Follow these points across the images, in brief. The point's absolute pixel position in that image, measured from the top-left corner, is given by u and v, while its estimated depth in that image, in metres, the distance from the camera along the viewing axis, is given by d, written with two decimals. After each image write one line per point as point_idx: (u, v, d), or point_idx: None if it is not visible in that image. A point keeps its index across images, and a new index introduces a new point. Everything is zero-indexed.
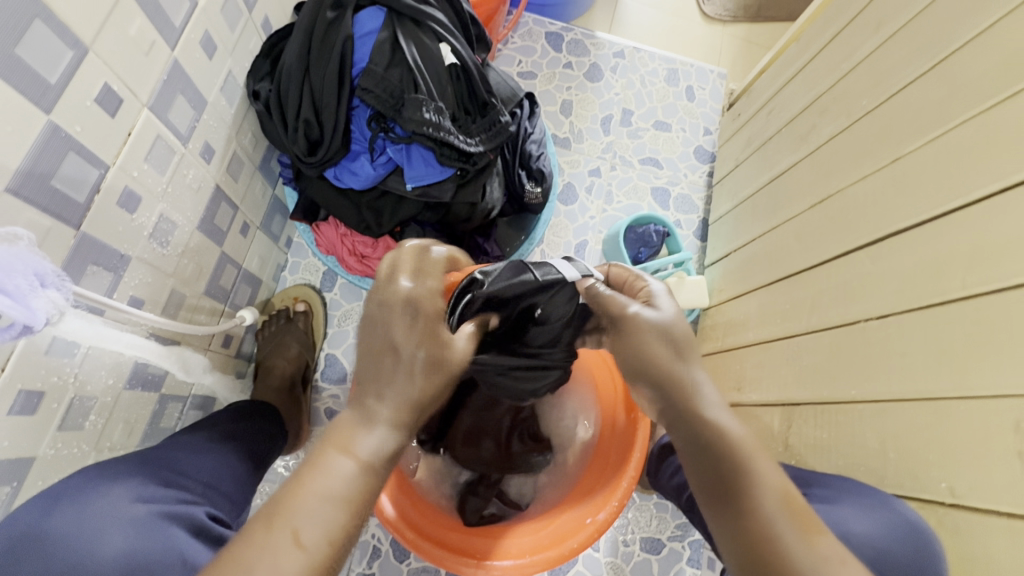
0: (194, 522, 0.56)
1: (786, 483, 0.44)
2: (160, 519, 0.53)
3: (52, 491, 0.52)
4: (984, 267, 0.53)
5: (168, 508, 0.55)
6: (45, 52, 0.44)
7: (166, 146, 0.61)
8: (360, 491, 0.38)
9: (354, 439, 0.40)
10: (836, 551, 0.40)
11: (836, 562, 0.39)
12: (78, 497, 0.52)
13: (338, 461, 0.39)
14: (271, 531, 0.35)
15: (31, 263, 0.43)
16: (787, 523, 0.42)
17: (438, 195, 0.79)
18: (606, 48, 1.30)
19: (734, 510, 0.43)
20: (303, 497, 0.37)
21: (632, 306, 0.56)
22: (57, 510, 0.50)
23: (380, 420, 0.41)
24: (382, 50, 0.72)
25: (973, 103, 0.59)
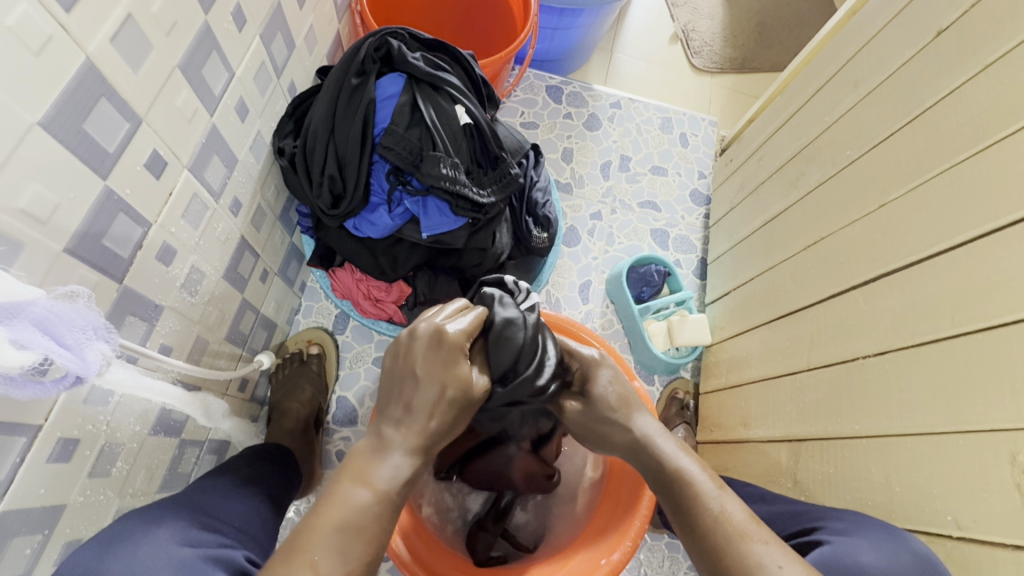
0: (235, 565, 0.57)
1: (730, 502, 0.52)
2: (203, 561, 0.54)
3: (103, 537, 0.54)
4: (971, 307, 0.57)
5: (212, 551, 0.56)
6: (106, 124, 0.49)
7: (201, 203, 0.66)
8: (372, 520, 0.44)
9: (368, 471, 0.46)
10: (773, 558, 0.46)
11: (773, 567, 0.45)
12: (110, 543, 0.53)
13: (353, 491, 0.45)
14: (292, 562, 0.40)
15: (89, 318, 0.47)
16: (728, 532, 0.49)
17: (451, 242, 0.83)
18: (603, 100, 1.38)
19: (693, 530, 0.51)
20: (320, 532, 0.42)
21: (636, 415, 0.61)
22: (92, 558, 0.51)
23: (393, 449, 0.47)
24: (403, 112, 0.78)
25: (947, 155, 0.65)
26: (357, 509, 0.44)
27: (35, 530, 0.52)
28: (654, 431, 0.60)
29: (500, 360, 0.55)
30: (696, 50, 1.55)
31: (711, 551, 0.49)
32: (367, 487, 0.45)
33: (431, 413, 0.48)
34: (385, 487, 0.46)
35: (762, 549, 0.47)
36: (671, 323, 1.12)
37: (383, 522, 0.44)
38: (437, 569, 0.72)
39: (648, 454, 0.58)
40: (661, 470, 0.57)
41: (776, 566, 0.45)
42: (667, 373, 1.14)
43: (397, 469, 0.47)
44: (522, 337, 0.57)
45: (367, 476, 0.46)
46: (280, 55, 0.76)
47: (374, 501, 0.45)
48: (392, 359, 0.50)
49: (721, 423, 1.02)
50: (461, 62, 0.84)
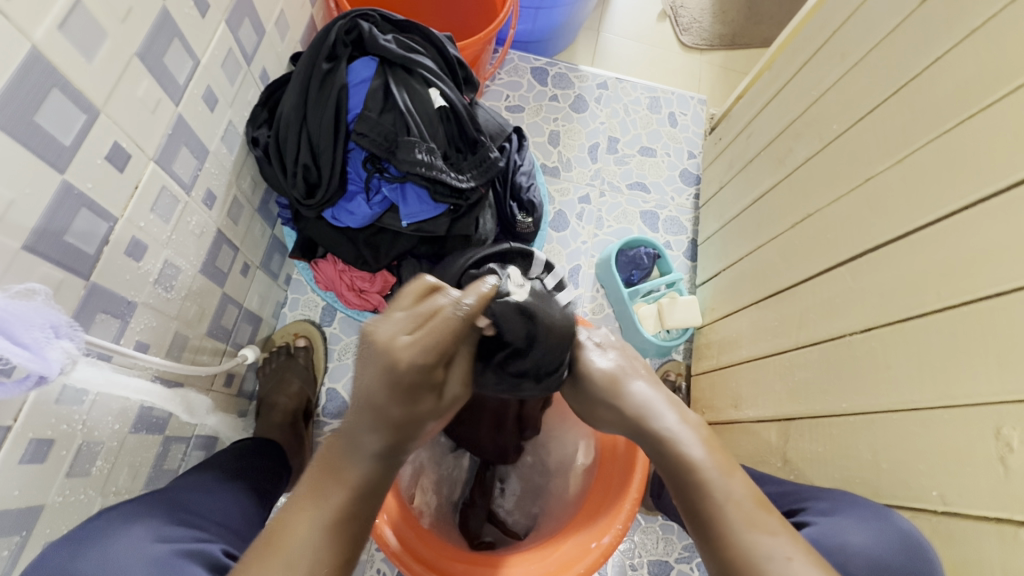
0: (211, 559, 0.56)
1: (738, 487, 0.51)
2: (175, 556, 0.54)
3: (75, 535, 0.54)
4: (957, 281, 0.56)
5: (185, 545, 0.56)
6: (60, 116, 0.47)
7: (171, 196, 0.64)
8: (342, 518, 0.45)
9: (341, 469, 0.45)
10: (781, 549, 0.44)
11: (778, 558, 0.44)
12: (84, 542, 0.53)
13: (326, 486, 0.45)
14: (268, 558, 0.42)
15: (47, 316, 0.46)
16: (733, 515, 0.48)
17: (432, 230, 0.82)
18: (590, 81, 1.36)
19: (694, 513, 0.51)
20: (297, 527, 0.44)
21: (630, 386, 0.63)
22: (64, 557, 0.51)
23: (361, 451, 0.45)
24: (376, 97, 0.76)
25: (932, 127, 0.63)
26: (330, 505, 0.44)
27: (12, 532, 0.51)
28: (657, 409, 0.59)
29: (522, 357, 0.60)
30: (685, 27, 1.52)
31: (711, 535, 0.48)
32: (336, 484, 0.45)
33: (394, 425, 0.44)
34: (355, 482, 0.45)
35: (766, 537, 0.45)
36: (661, 306, 1.11)
37: (354, 515, 0.45)
38: (426, 556, 0.72)
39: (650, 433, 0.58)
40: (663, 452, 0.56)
41: (782, 557, 0.44)
42: (659, 355, 1.13)
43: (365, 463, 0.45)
44: (531, 328, 0.60)
45: (338, 473, 0.45)
46: (249, 42, 0.74)
47: (343, 500, 0.45)
48: (362, 355, 0.45)
49: (712, 405, 1.02)
50: (435, 44, 0.82)
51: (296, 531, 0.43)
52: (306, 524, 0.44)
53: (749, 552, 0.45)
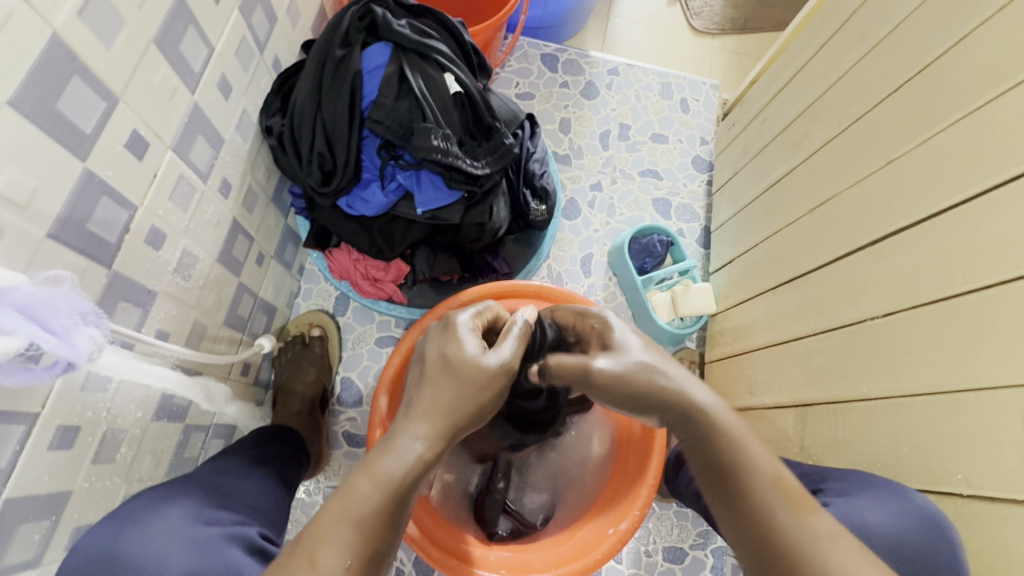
0: (250, 542, 0.58)
1: (775, 467, 0.47)
2: (219, 539, 0.55)
3: (118, 514, 0.55)
4: (983, 263, 0.55)
5: (228, 529, 0.57)
6: (81, 104, 0.47)
7: (188, 184, 0.64)
8: (370, 514, 0.43)
9: (376, 464, 0.46)
10: (827, 527, 0.43)
11: (826, 538, 0.42)
12: (126, 522, 0.54)
13: (358, 484, 0.44)
14: (296, 555, 0.42)
15: (74, 304, 0.47)
16: (774, 495, 0.45)
17: (448, 217, 0.81)
18: (600, 67, 1.34)
19: (729, 494, 0.47)
20: (326, 525, 0.42)
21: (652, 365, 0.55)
22: (106, 537, 0.53)
23: (396, 442, 0.47)
24: (390, 83, 0.75)
25: (956, 107, 0.62)
26: (365, 507, 0.43)
27: (42, 517, 0.52)
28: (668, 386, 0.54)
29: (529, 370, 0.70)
30: (695, 11, 1.49)
31: (750, 516, 0.45)
32: (371, 481, 0.45)
33: (434, 409, 0.50)
34: (391, 481, 0.45)
35: (814, 520, 0.43)
36: (674, 293, 1.10)
37: (386, 518, 0.44)
38: (445, 541, 0.73)
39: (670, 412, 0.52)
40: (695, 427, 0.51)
41: (830, 536, 0.42)
42: (672, 343, 1.13)
43: (408, 457, 0.46)
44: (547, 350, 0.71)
45: (374, 469, 0.45)
46: (261, 29, 0.73)
47: (374, 493, 0.44)
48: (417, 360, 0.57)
49: (726, 392, 1.02)
50: (449, 28, 0.81)
51: (330, 534, 0.42)
52: (344, 525, 0.42)
53: (798, 534, 0.43)
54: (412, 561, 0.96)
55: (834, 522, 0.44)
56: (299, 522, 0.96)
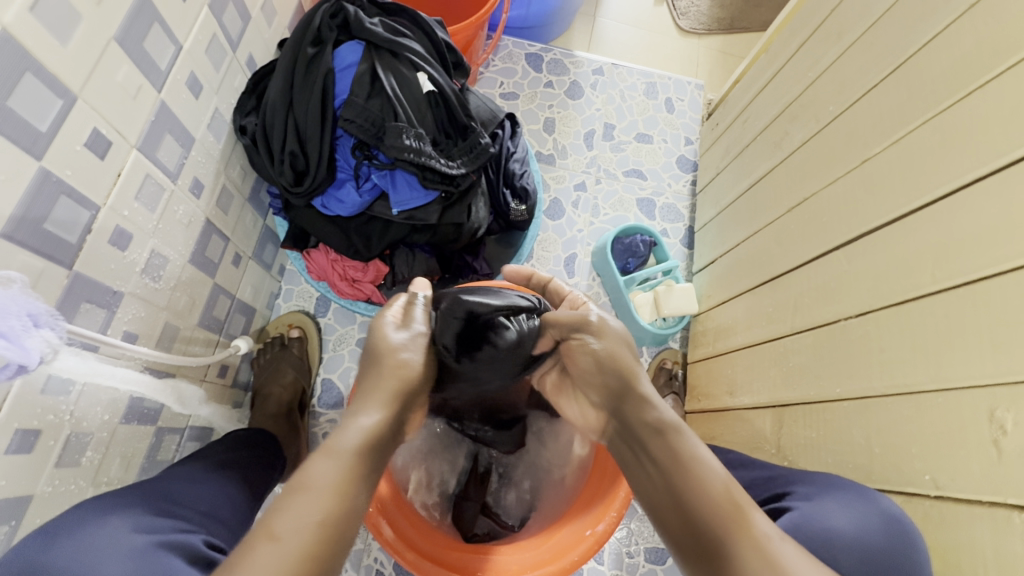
0: (193, 551, 0.56)
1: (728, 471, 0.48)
2: (156, 547, 0.53)
3: (54, 524, 0.53)
4: (953, 262, 0.55)
5: (165, 537, 0.55)
6: (35, 101, 0.46)
7: (156, 184, 0.63)
8: (336, 480, 0.43)
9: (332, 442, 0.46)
10: (772, 531, 0.44)
11: (772, 538, 0.43)
12: (76, 526, 0.52)
13: (317, 461, 0.44)
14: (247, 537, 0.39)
15: (24, 304, 0.45)
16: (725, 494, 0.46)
17: (424, 218, 0.81)
18: (585, 66, 1.34)
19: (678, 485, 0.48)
20: (290, 499, 0.41)
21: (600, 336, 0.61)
22: (48, 546, 0.51)
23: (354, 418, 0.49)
24: (362, 82, 0.75)
25: (929, 105, 0.62)
26: (327, 474, 0.43)
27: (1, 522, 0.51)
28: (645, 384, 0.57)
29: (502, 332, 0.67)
30: (682, 11, 1.49)
31: (697, 510, 0.45)
32: (329, 457, 0.45)
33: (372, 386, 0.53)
34: (348, 452, 0.46)
35: (760, 518, 0.45)
36: (657, 294, 1.10)
37: (349, 486, 0.44)
38: (419, 545, 0.72)
39: (642, 407, 0.54)
40: (660, 427, 0.52)
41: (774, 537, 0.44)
42: (655, 343, 1.13)
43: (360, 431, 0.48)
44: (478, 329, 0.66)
45: (329, 447, 0.45)
46: (234, 27, 0.73)
47: (337, 462, 0.44)
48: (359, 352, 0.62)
49: (708, 392, 1.01)
50: (424, 27, 0.80)
51: (294, 504, 0.41)
52: (305, 495, 0.41)
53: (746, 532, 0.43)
54: (392, 564, 0.95)
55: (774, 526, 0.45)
56: None
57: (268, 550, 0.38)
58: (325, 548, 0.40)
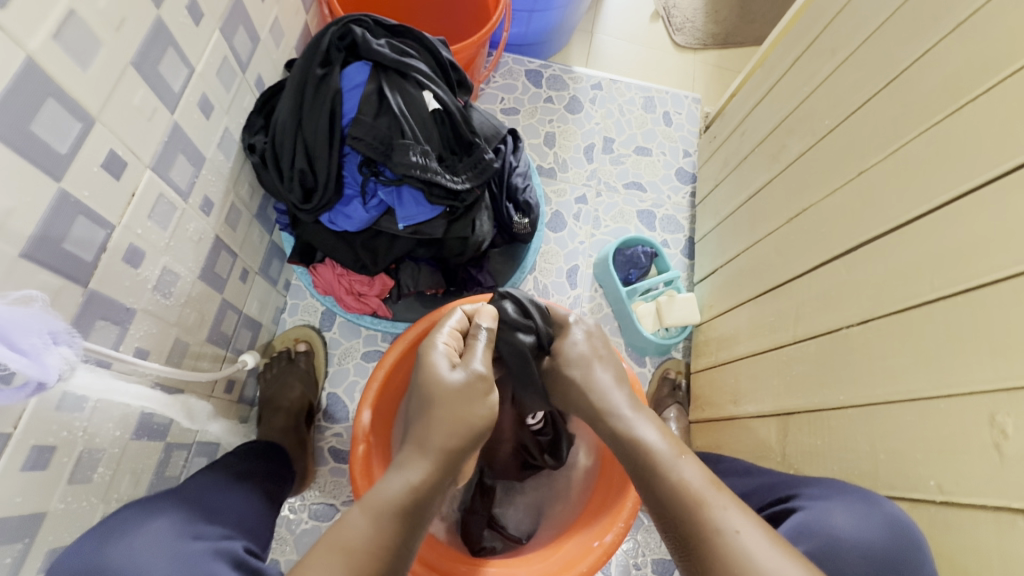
0: (236, 556, 0.58)
1: (704, 475, 0.52)
2: (206, 555, 0.55)
3: (106, 528, 0.55)
4: (951, 270, 0.56)
5: (213, 544, 0.57)
6: (56, 126, 0.48)
7: (168, 203, 0.65)
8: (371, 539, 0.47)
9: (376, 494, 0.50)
10: (736, 520, 0.47)
11: (733, 528, 0.46)
12: (108, 535, 0.54)
13: (353, 514, 0.49)
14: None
15: (43, 322, 0.47)
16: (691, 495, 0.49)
17: (430, 232, 0.82)
18: (584, 82, 1.37)
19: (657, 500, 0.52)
20: (323, 545, 0.46)
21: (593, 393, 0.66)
22: (94, 550, 0.52)
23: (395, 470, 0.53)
24: (370, 101, 0.77)
25: (920, 120, 0.64)
26: (386, 505, 0.50)
27: (14, 539, 0.52)
28: (610, 395, 0.65)
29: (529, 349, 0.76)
30: (678, 27, 1.53)
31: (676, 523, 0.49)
32: (365, 513, 0.49)
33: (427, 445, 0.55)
34: (382, 510, 0.49)
35: (724, 513, 0.47)
36: (659, 304, 1.11)
37: (384, 543, 0.47)
38: (428, 557, 0.72)
39: (610, 425, 0.62)
40: (633, 455, 0.57)
41: (732, 530, 0.46)
42: (658, 354, 1.13)
43: (398, 490, 0.51)
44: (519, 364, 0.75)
45: (367, 502, 0.50)
46: (244, 48, 0.74)
47: (369, 521, 0.48)
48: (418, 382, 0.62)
49: (712, 401, 1.01)
50: (428, 47, 0.83)
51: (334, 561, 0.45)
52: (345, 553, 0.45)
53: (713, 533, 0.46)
54: None
55: (752, 518, 0.47)
56: (283, 539, 0.96)
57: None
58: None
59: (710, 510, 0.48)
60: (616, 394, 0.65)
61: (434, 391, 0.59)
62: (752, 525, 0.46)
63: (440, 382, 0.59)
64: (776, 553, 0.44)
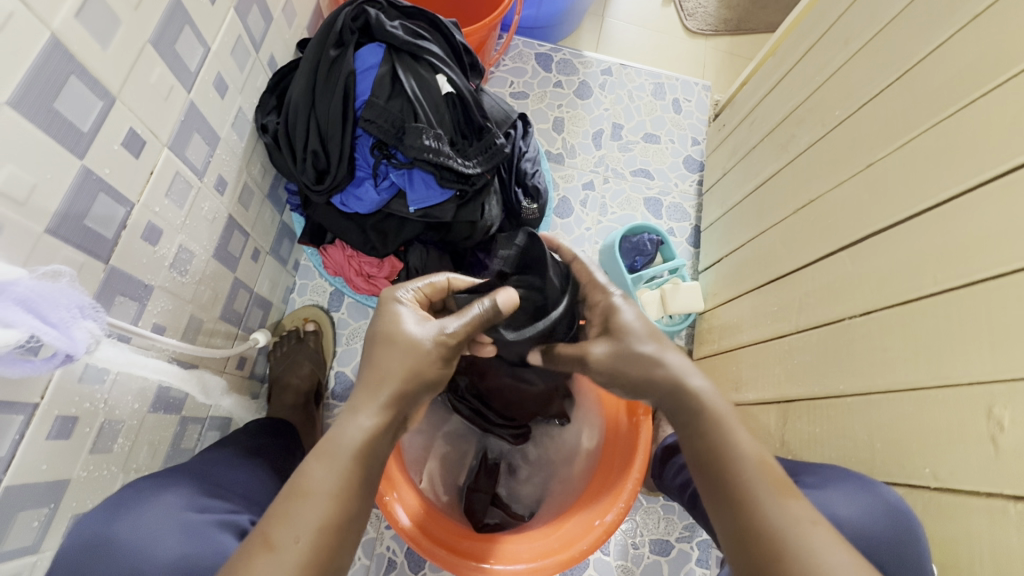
0: (241, 529, 0.59)
1: (764, 454, 0.50)
2: (210, 526, 0.56)
3: (112, 502, 0.57)
4: (955, 264, 0.57)
5: (220, 517, 0.59)
6: (78, 103, 0.49)
7: (184, 181, 0.66)
8: (339, 484, 0.44)
9: (335, 440, 0.47)
10: (808, 514, 0.45)
11: (807, 522, 0.44)
12: (118, 509, 0.56)
13: (314, 466, 0.45)
14: (262, 550, 0.40)
15: (72, 297, 0.48)
16: (760, 481, 0.47)
17: (439, 215, 0.83)
18: (594, 67, 1.36)
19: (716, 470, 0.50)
20: (294, 506, 0.42)
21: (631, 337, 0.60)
22: (105, 523, 0.54)
23: (357, 414, 0.49)
24: (383, 84, 0.77)
25: (929, 114, 0.64)
26: (351, 447, 0.46)
27: (41, 504, 0.54)
28: (668, 355, 0.58)
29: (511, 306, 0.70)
30: (689, 12, 1.51)
31: (732, 496, 0.48)
32: (323, 460, 0.45)
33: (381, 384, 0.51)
34: (346, 455, 0.46)
35: (797, 504, 0.45)
36: (664, 291, 1.12)
37: (349, 488, 0.44)
38: (434, 531, 0.74)
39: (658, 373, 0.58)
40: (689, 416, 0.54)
41: (810, 520, 0.44)
42: None
43: (359, 432, 0.48)
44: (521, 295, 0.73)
45: (323, 449, 0.46)
46: (257, 28, 0.74)
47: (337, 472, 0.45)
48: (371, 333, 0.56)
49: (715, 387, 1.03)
50: (441, 29, 0.83)
51: (294, 511, 0.42)
52: (306, 500, 0.43)
53: (782, 520, 0.44)
54: (404, 551, 0.98)
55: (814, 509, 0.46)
56: None
57: (265, 558, 0.39)
58: (324, 550, 0.41)
59: (782, 500, 0.46)
60: (671, 355, 0.59)
61: (382, 335, 0.54)
62: (820, 521, 0.44)
63: (396, 333, 0.54)
64: (847, 552, 0.42)
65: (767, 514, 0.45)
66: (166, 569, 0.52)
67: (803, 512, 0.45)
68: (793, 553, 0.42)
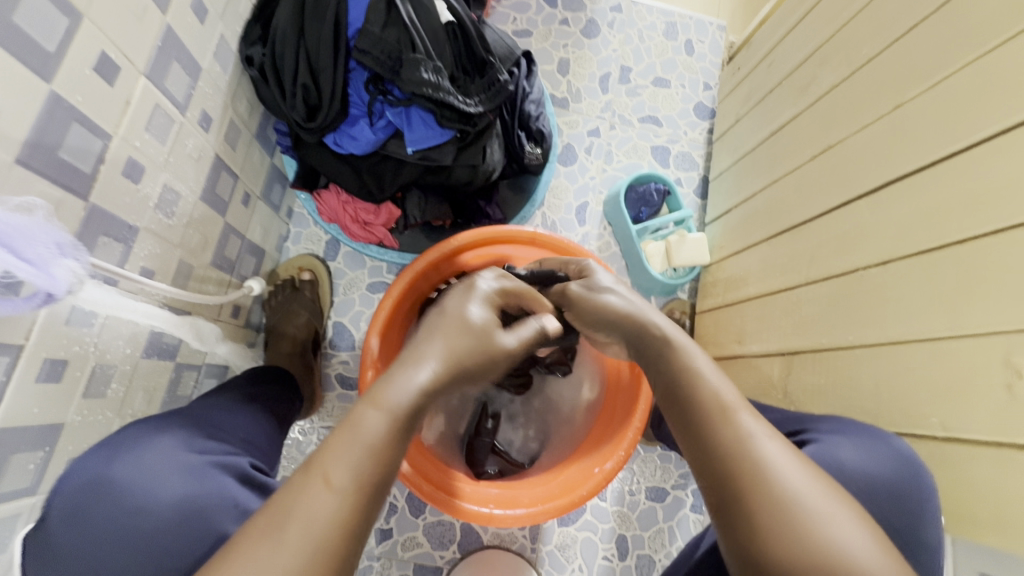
0: (241, 472, 0.59)
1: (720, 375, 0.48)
2: (210, 468, 0.56)
3: (110, 443, 0.56)
4: (982, 211, 0.54)
5: (218, 459, 0.58)
6: (41, 19, 0.44)
7: (165, 115, 0.61)
8: (388, 440, 0.40)
9: (384, 393, 0.42)
10: (759, 427, 0.43)
11: (758, 436, 0.42)
12: (117, 450, 0.55)
13: (367, 414, 0.40)
14: (302, 488, 0.37)
15: (50, 234, 0.46)
16: (711, 398, 0.46)
17: (438, 158, 0.78)
18: (603, 3, 1.27)
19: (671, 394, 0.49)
20: (339, 449, 0.38)
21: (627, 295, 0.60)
22: (103, 464, 0.53)
23: (424, 363, 0.44)
24: (377, 10, 0.71)
25: (966, 50, 0.59)
26: (412, 396, 0.42)
27: (36, 447, 0.53)
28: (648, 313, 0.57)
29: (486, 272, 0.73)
30: None
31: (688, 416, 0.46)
32: (381, 411, 0.40)
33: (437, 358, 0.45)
34: (402, 408, 0.41)
35: (748, 418, 0.44)
36: (669, 244, 1.09)
37: (399, 446, 0.41)
38: (434, 478, 0.74)
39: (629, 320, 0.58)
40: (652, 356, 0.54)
41: (760, 434, 0.42)
42: (665, 294, 1.13)
43: (420, 388, 0.43)
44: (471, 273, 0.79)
45: (381, 397, 0.41)
46: None
47: (388, 423, 0.40)
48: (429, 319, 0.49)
49: (717, 341, 1.01)
50: None
51: (338, 446, 0.39)
52: (350, 442, 0.39)
53: (734, 434, 0.42)
54: (405, 496, 1.00)
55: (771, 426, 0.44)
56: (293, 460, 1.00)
57: (325, 500, 0.37)
58: (365, 507, 0.38)
59: (732, 415, 0.44)
60: (638, 303, 0.60)
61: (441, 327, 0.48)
62: (775, 433, 0.43)
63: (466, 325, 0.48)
64: (803, 466, 0.40)
65: (719, 428, 0.43)
66: (170, 510, 0.52)
67: (755, 426, 0.43)
68: (751, 467, 0.40)
